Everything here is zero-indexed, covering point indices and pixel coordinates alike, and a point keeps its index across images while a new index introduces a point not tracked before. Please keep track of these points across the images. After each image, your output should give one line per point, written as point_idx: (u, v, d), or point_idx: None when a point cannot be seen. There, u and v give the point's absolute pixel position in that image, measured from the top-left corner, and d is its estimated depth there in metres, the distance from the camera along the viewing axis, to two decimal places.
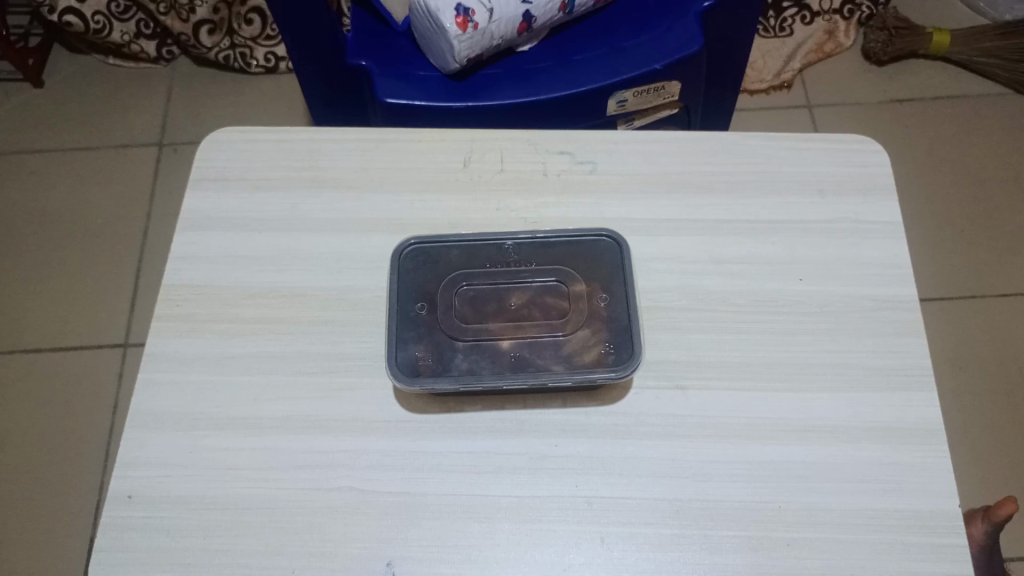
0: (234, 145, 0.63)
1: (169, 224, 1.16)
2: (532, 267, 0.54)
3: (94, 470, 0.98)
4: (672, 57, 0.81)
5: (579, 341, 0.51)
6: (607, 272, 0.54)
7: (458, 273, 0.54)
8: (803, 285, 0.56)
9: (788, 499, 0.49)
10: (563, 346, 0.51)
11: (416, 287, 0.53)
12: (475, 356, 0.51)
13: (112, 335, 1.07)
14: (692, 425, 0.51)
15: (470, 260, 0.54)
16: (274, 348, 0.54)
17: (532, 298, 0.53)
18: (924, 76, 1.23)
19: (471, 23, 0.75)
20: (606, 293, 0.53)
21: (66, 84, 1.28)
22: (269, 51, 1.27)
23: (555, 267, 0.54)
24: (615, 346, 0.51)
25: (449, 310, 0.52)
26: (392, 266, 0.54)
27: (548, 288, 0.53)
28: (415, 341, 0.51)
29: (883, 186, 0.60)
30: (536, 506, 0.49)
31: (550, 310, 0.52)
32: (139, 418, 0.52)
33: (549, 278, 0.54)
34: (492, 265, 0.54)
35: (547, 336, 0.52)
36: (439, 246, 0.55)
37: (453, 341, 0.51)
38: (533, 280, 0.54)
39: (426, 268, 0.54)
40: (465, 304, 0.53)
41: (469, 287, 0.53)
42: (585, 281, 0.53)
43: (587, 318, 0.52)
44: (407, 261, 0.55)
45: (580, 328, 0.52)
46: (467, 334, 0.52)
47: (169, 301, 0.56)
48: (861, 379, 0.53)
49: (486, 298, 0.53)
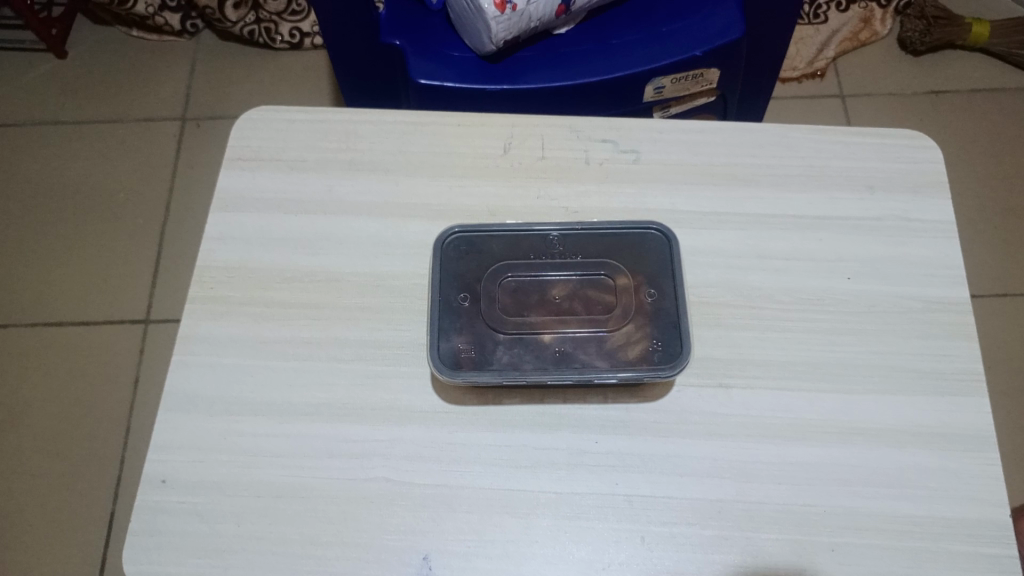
0: (270, 124, 0.61)
1: (191, 200, 1.15)
2: (576, 259, 0.53)
3: (115, 444, 0.98)
4: (711, 44, 0.79)
5: (623, 337, 0.50)
6: (653, 265, 0.53)
7: (501, 263, 0.53)
8: (850, 284, 0.55)
9: (831, 504, 0.48)
10: (606, 341, 0.50)
11: (458, 277, 0.52)
12: (517, 350, 0.50)
13: (133, 310, 1.07)
14: (735, 424, 0.50)
15: (512, 250, 0.53)
16: (310, 334, 0.53)
17: (577, 290, 0.52)
18: (961, 67, 1.21)
19: (509, 4, 0.73)
20: (653, 288, 0.52)
21: (90, 56, 1.27)
22: (294, 26, 1.25)
23: (600, 258, 0.53)
24: (663, 343, 0.50)
25: (491, 301, 0.51)
26: (434, 254, 0.53)
27: (593, 280, 0.52)
28: (455, 332, 0.50)
29: (933, 184, 0.59)
30: (575, 502, 0.48)
31: (593, 303, 0.51)
32: (172, 401, 0.51)
33: (593, 270, 0.53)
34: (535, 256, 0.53)
35: (590, 331, 0.51)
36: (481, 234, 0.54)
37: (495, 333, 0.50)
38: (577, 272, 0.52)
39: (468, 257, 0.53)
40: (505, 295, 0.52)
41: (511, 277, 0.52)
42: (629, 272, 0.52)
43: (632, 313, 0.51)
44: (448, 249, 0.54)
45: (624, 323, 0.51)
46: (509, 326, 0.51)
47: (202, 283, 0.55)
48: (908, 382, 0.51)
49: (528, 289, 0.52)
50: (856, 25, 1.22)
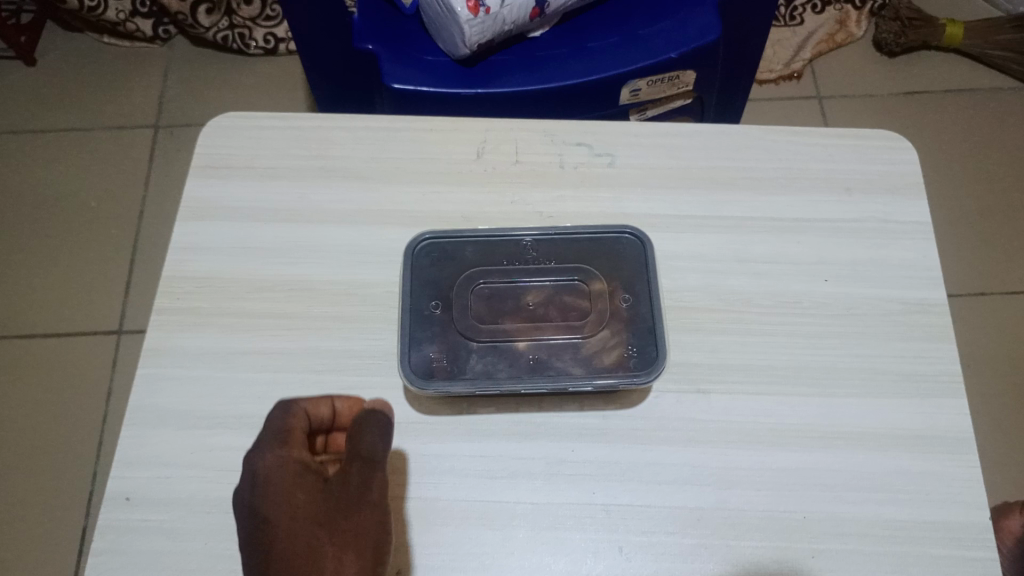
0: (240, 131, 0.60)
1: (164, 209, 1.14)
2: (550, 264, 0.52)
3: (88, 458, 0.96)
4: (688, 46, 0.78)
5: (599, 343, 0.50)
6: (628, 270, 0.52)
7: (474, 270, 0.52)
8: (829, 287, 0.54)
9: (812, 510, 0.47)
10: (582, 348, 0.49)
11: (430, 285, 0.52)
12: (491, 359, 0.49)
13: (107, 321, 1.05)
14: (714, 431, 0.49)
15: (486, 256, 0.53)
16: (281, 345, 0.52)
17: (553, 296, 0.51)
18: (936, 68, 1.21)
19: (483, 7, 0.73)
20: (629, 293, 0.51)
21: (60, 63, 1.25)
22: (269, 32, 1.24)
23: (575, 264, 0.52)
24: (639, 349, 0.49)
25: (464, 309, 0.50)
26: (406, 262, 0.52)
27: (567, 286, 0.51)
28: (427, 342, 0.50)
29: (910, 185, 0.58)
30: (552, 512, 0.47)
31: (568, 310, 0.51)
32: (139, 416, 0.50)
33: (568, 276, 0.52)
34: (509, 262, 0.52)
35: (565, 338, 0.50)
36: (454, 241, 0.53)
37: (468, 341, 0.50)
38: (552, 278, 0.52)
39: (441, 264, 0.52)
40: (479, 302, 0.51)
41: (484, 284, 0.52)
42: (605, 277, 0.52)
43: (608, 319, 0.50)
44: (421, 256, 0.53)
45: (600, 329, 0.50)
46: (483, 334, 0.50)
47: (171, 294, 0.54)
48: (888, 385, 0.51)
49: (502, 296, 0.51)
50: (832, 27, 1.22)
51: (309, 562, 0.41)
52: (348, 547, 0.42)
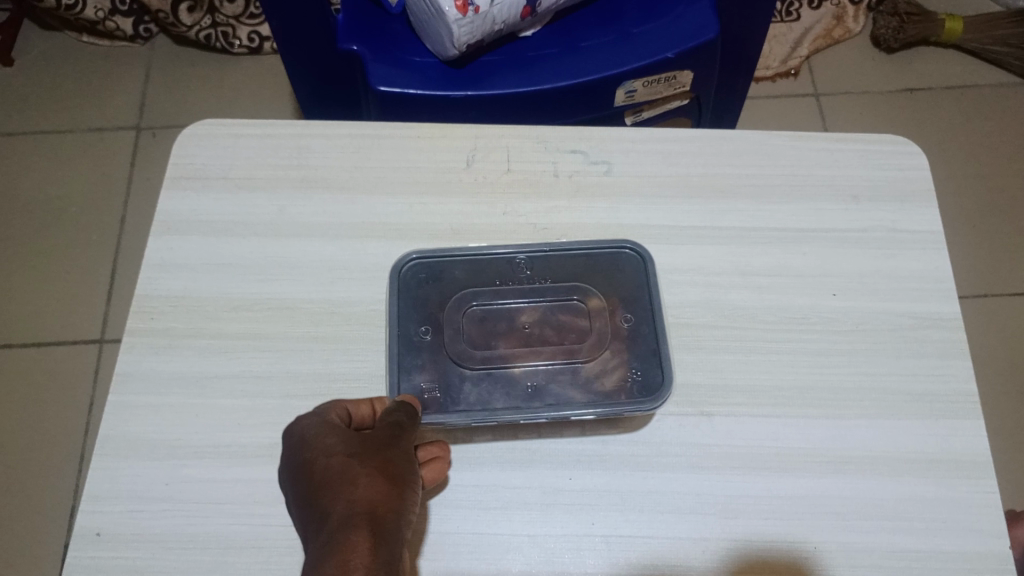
0: (216, 140, 0.57)
1: (146, 213, 1.11)
2: (547, 283, 0.50)
3: (69, 473, 0.93)
4: (684, 46, 0.76)
5: (600, 367, 0.48)
6: (628, 287, 0.50)
7: (466, 291, 0.50)
8: (837, 301, 0.52)
9: (823, 540, 0.45)
10: (582, 373, 0.48)
11: (419, 308, 0.50)
12: (486, 387, 0.47)
13: (87, 330, 1.02)
14: (718, 456, 0.47)
15: (477, 276, 0.51)
16: (261, 368, 0.49)
17: (547, 317, 0.49)
18: (934, 64, 1.19)
19: (471, 7, 0.70)
20: (629, 313, 0.49)
21: (38, 63, 1.21)
22: (252, 30, 1.21)
23: (572, 283, 0.50)
24: (644, 373, 0.48)
25: (455, 334, 0.48)
26: (393, 282, 0.50)
27: (564, 305, 0.50)
28: (417, 369, 0.48)
29: (919, 192, 0.56)
30: (548, 545, 0.44)
31: (566, 331, 0.49)
32: (109, 445, 0.47)
33: (566, 296, 0.50)
34: (502, 282, 0.50)
35: (564, 362, 0.48)
36: (444, 260, 0.51)
37: (461, 368, 0.48)
38: (548, 297, 0.50)
39: (430, 285, 0.50)
40: (470, 325, 0.49)
41: (476, 306, 0.50)
42: (603, 296, 0.50)
43: (608, 340, 0.49)
44: (408, 277, 0.51)
45: (600, 351, 0.48)
46: (476, 361, 0.48)
47: (143, 314, 0.51)
48: (901, 405, 0.48)
49: (495, 318, 0.49)
50: (829, 22, 1.19)
51: (343, 483, 0.39)
52: (379, 474, 0.40)
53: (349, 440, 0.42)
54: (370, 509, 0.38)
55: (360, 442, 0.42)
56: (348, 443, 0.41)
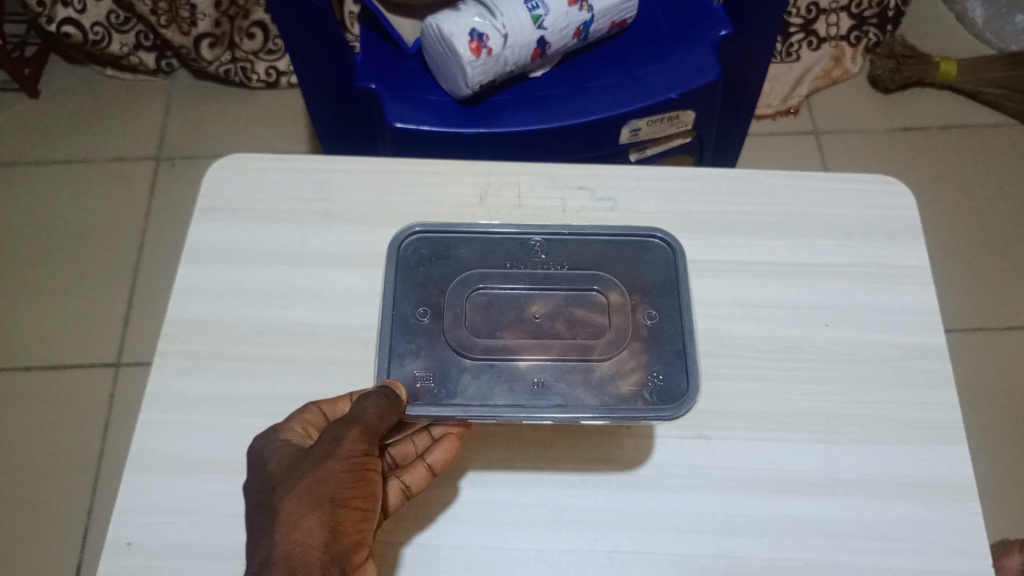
0: (243, 172, 0.60)
1: (165, 238, 1.14)
2: (564, 270, 0.52)
3: (83, 493, 0.96)
4: (687, 86, 0.79)
5: (613, 369, 0.49)
6: (650, 280, 0.52)
7: (469, 276, 0.52)
8: (830, 332, 0.54)
9: (815, 558, 0.47)
10: (594, 372, 0.49)
11: (419, 293, 0.51)
12: (486, 379, 0.48)
13: (104, 353, 1.05)
14: (717, 477, 0.49)
15: (485, 259, 0.53)
16: (283, 389, 0.52)
17: (560, 310, 0.51)
18: (931, 104, 1.22)
19: (484, 49, 0.75)
20: (653, 309, 0.51)
21: (62, 95, 1.26)
22: (270, 66, 1.24)
23: (591, 272, 0.52)
24: (665, 377, 0.49)
25: (457, 320, 0.50)
26: (394, 262, 0.52)
27: (581, 299, 0.51)
28: (409, 355, 0.49)
29: (910, 230, 0.59)
30: (555, 560, 0.47)
31: (580, 327, 0.50)
32: (138, 461, 0.49)
33: (583, 287, 0.52)
34: (512, 267, 0.52)
35: (575, 359, 0.49)
36: (450, 241, 0.54)
37: (459, 358, 0.49)
38: (562, 289, 0.52)
39: (434, 265, 0.52)
40: (476, 312, 0.50)
41: (483, 290, 0.51)
42: (624, 290, 0.52)
43: (626, 339, 0.50)
44: (410, 257, 0.53)
45: (615, 352, 0.49)
46: (479, 350, 0.49)
47: (172, 337, 0.54)
48: (891, 430, 0.51)
49: (504, 306, 0.51)
50: (828, 63, 1.23)
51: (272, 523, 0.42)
52: (311, 505, 0.42)
53: (293, 461, 0.44)
54: (289, 554, 0.41)
55: (302, 462, 0.43)
56: (289, 466, 0.44)
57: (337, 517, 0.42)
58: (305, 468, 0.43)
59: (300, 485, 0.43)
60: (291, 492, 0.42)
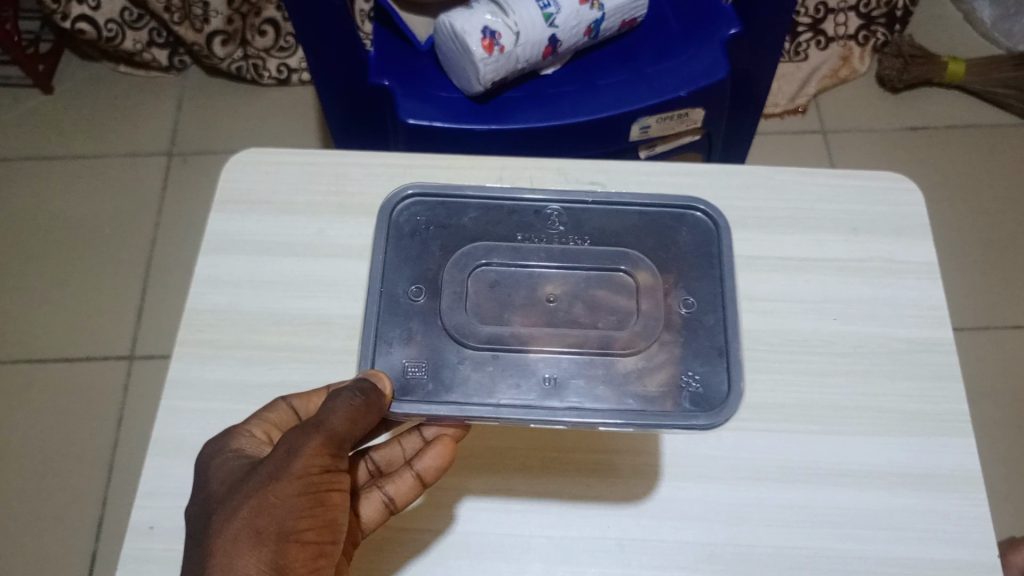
0: (260, 166, 0.61)
1: (178, 234, 1.15)
2: (586, 250, 0.50)
3: (96, 484, 0.97)
4: (696, 85, 0.80)
5: (639, 367, 0.46)
6: (687, 262, 0.50)
7: (470, 253, 0.49)
8: (837, 325, 0.55)
9: (821, 546, 0.48)
10: (617, 369, 0.46)
11: (416, 271, 0.49)
12: (492, 372, 0.46)
13: (117, 346, 1.06)
14: (726, 467, 0.50)
15: (488, 235, 0.51)
16: (300, 378, 0.53)
17: (578, 294, 0.48)
18: (939, 104, 1.23)
19: (497, 46, 0.76)
20: (690, 296, 0.48)
21: (76, 91, 1.27)
22: (282, 63, 1.26)
23: (620, 251, 0.50)
24: (703, 379, 0.46)
25: (457, 302, 0.48)
26: (389, 238, 0.50)
27: (605, 281, 0.49)
28: (399, 342, 0.47)
29: (917, 226, 0.59)
30: (566, 546, 0.48)
31: (600, 317, 0.47)
32: (159, 446, 0.51)
33: (608, 266, 0.49)
34: (523, 245, 0.50)
35: (595, 353, 0.46)
36: (454, 217, 0.52)
37: (460, 346, 0.46)
38: (584, 268, 0.49)
39: (435, 240, 0.50)
40: (483, 292, 0.48)
41: (494, 267, 0.49)
42: (656, 272, 0.49)
43: (654, 333, 0.47)
44: (409, 234, 0.51)
45: (643, 346, 0.46)
46: (484, 339, 0.46)
47: (191, 326, 0.55)
48: (896, 422, 0.52)
49: (515, 287, 0.49)
50: (836, 62, 1.23)
51: (207, 555, 0.40)
52: (251, 538, 0.40)
53: (242, 480, 0.42)
54: None
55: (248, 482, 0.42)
56: (233, 489, 0.42)
57: (282, 549, 0.41)
58: (247, 496, 0.41)
59: (241, 515, 0.41)
60: (230, 523, 0.40)
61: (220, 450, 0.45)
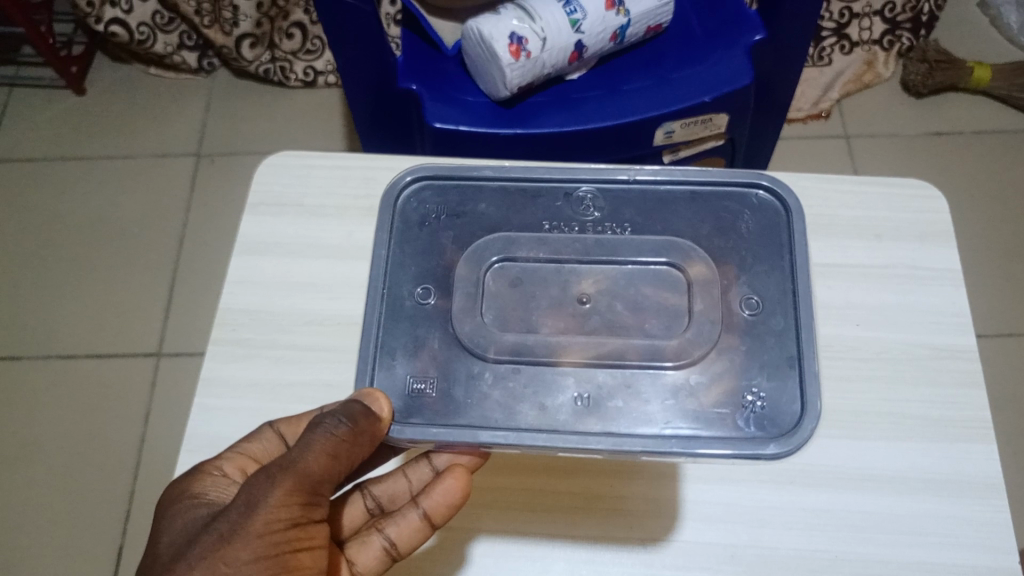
0: (292, 169, 0.63)
1: (205, 233, 1.17)
2: (631, 242, 0.49)
3: (124, 478, 0.99)
4: (720, 91, 0.80)
5: (693, 384, 0.45)
6: (750, 254, 0.49)
7: (483, 246, 0.49)
8: (859, 330, 0.56)
9: (842, 550, 0.49)
10: (665, 381, 0.45)
11: (425, 269, 0.49)
12: (516, 386, 0.45)
13: (146, 343, 1.08)
14: (748, 470, 0.51)
15: (507, 221, 0.50)
16: (331, 378, 0.54)
17: (617, 291, 0.47)
18: (964, 109, 1.22)
19: (523, 52, 0.77)
20: (756, 295, 0.47)
21: (107, 93, 1.30)
22: (308, 65, 1.27)
23: (671, 239, 0.49)
24: (770, 398, 0.45)
25: (472, 310, 0.47)
26: (394, 238, 0.50)
27: (651, 275, 0.48)
28: (404, 355, 0.46)
29: (941, 232, 0.60)
30: (589, 544, 0.50)
31: (646, 319, 0.46)
32: (195, 442, 0.52)
33: (656, 257, 0.48)
34: (553, 236, 0.49)
35: (636, 363, 0.45)
36: (468, 203, 0.52)
37: (480, 357, 0.46)
38: (625, 263, 0.48)
39: (449, 228, 0.51)
40: (514, 291, 0.48)
41: (521, 257, 0.49)
42: (710, 262, 0.48)
43: (707, 340, 0.45)
44: (417, 235, 0.51)
45: (697, 353, 0.45)
46: (506, 349, 0.46)
47: (224, 325, 0.56)
48: (918, 428, 0.52)
49: (543, 283, 0.48)
50: (859, 68, 1.23)
51: None
52: None
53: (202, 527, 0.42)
54: None
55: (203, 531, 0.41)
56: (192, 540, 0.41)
57: None
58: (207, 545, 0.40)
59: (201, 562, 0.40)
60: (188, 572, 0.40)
61: (184, 491, 0.45)
